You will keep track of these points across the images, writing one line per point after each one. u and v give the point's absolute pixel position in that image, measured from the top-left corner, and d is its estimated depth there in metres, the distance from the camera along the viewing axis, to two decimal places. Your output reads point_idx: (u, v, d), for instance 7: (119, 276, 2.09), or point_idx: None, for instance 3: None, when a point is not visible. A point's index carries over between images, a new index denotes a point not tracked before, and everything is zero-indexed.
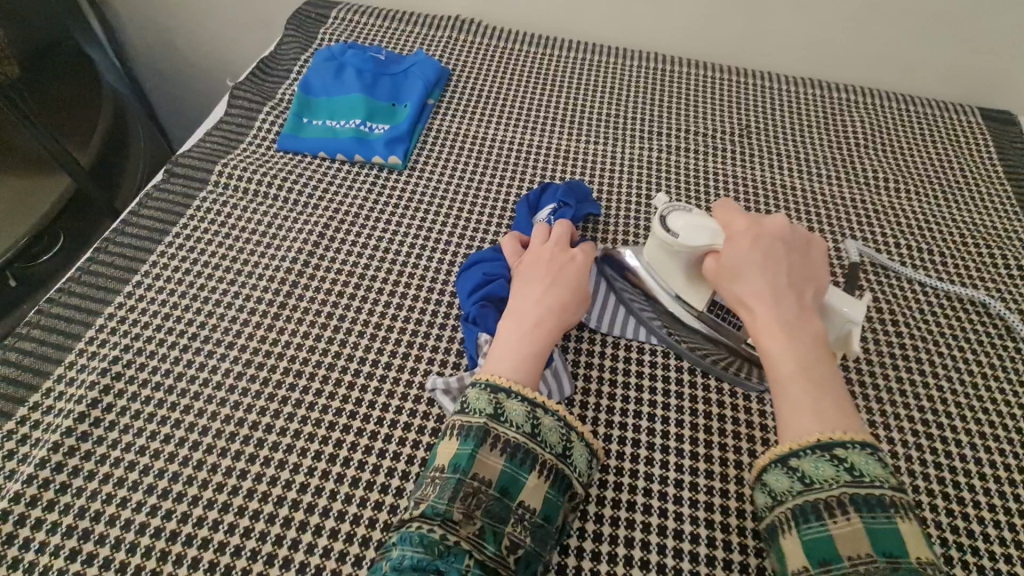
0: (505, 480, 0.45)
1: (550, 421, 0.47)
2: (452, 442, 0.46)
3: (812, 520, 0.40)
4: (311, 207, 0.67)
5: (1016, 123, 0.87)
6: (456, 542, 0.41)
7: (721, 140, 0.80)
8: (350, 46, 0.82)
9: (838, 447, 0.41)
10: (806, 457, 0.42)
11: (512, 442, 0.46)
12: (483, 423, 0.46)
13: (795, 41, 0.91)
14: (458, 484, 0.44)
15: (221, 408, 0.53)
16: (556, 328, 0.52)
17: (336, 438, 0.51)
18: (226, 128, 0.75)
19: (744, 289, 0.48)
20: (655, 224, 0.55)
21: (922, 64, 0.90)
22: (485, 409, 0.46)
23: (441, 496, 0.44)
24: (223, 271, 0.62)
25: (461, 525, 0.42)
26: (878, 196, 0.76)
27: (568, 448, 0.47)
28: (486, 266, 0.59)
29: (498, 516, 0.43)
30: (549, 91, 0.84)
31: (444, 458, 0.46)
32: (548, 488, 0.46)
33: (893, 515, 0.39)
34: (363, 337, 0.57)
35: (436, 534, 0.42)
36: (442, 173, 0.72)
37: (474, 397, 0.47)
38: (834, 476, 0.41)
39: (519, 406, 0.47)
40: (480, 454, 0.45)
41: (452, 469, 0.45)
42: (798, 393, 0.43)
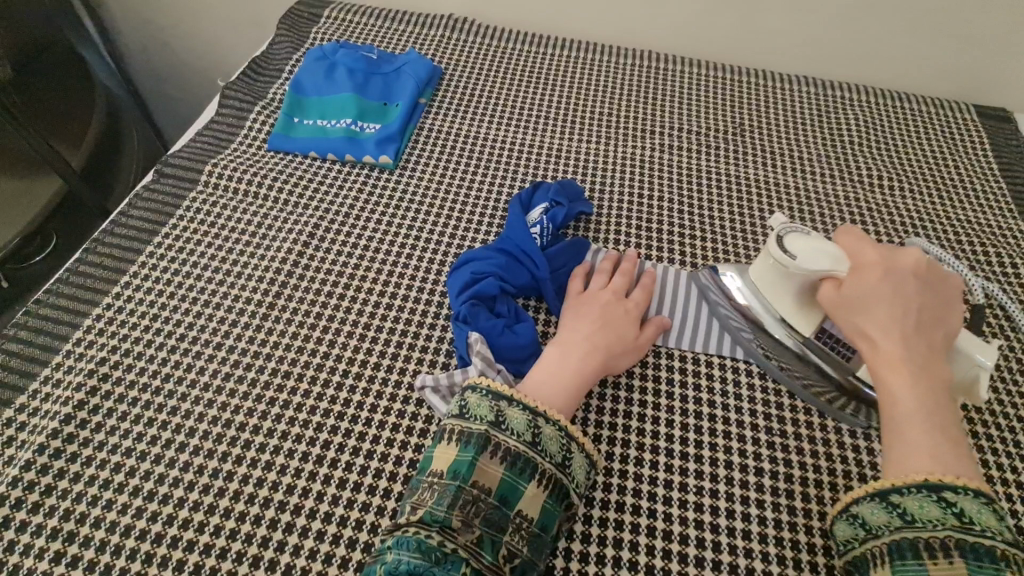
0: (504, 489, 0.45)
1: (552, 431, 0.48)
2: (450, 447, 0.47)
3: (910, 559, 0.41)
4: (300, 208, 0.67)
5: (1009, 120, 0.86)
6: (453, 550, 0.42)
7: (715, 138, 0.80)
8: (342, 45, 0.82)
9: (946, 490, 0.41)
10: (909, 495, 0.42)
11: (512, 450, 0.46)
12: (484, 430, 0.47)
13: (789, 38, 0.91)
14: (457, 492, 0.44)
15: (208, 409, 0.52)
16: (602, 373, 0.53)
17: (325, 440, 0.51)
18: (217, 127, 0.74)
19: (868, 317, 0.47)
20: (771, 243, 0.51)
21: (914, 61, 0.90)
22: (487, 416, 0.47)
23: (439, 503, 0.44)
24: (212, 271, 0.61)
25: (460, 533, 0.43)
26: (871, 194, 0.75)
27: (568, 458, 0.47)
28: (477, 264, 0.57)
29: (497, 524, 0.44)
30: (542, 89, 0.84)
31: (443, 464, 0.46)
32: (546, 498, 0.46)
33: (1004, 569, 0.39)
34: (353, 337, 0.57)
35: (434, 540, 0.42)
36: (434, 172, 0.71)
37: (474, 403, 0.48)
38: (940, 518, 0.41)
39: (521, 415, 0.48)
40: (480, 461, 0.45)
41: (451, 475, 0.45)
42: (915, 436, 0.44)
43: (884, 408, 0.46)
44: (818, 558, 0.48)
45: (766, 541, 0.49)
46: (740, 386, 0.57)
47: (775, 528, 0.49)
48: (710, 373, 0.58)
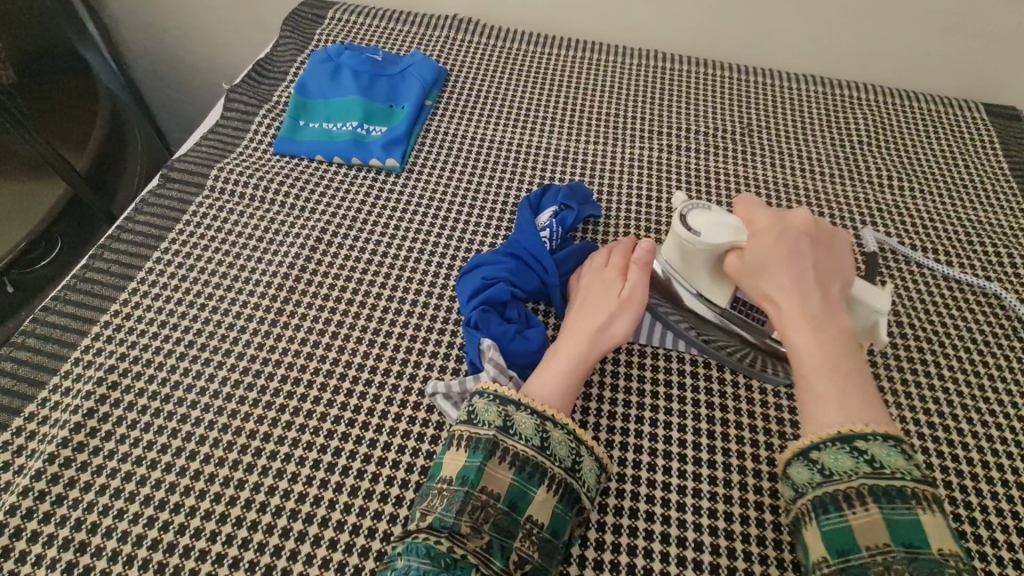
0: (513, 494, 0.45)
1: (560, 435, 0.47)
2: (459, 453, 0.46)
3: (832, 510, 0.41)
4: (308, 212, 0.66)
5: (1018, 119, 0.85)
6: (463, 556, 0.41)
7: (723, 138, 0.79)
8: (346, 47, 0.82)
9: (858, 439, 0.42)
10: (825, 450, 0.43)
11: (522, 455, 0.46)
12: (492, 435, 0.46)
13: (797, 37, 0.90)
14: (466, 497, 0.44)
15: (218, 417, 0.52)
16: (580, 349, 0.52)
17: (336, 447, 0.51)
18: (222, 131, 0.74)
19: (766, 279, 0.48)
20: (675, 223, 0.52)
21: (923, 59, 0.89)
22: (495, 421, 0.47)
23: (448, 508, 0.44)
24: (220, 277, 0.61)
25: (469, 538, 0.42)
26: (882, 194, 0.75)
27: (577, 463, 0.47)
28: (487, 268, 0.57)
29: (506, 530, 0.43)
30: (549, 90, 0.84)
31: (452, 470, 0.46)
32: (556, 503, 0.45)
33: (914, 507, 0.40)
34: (362, 343, 0.57)
35: (443, 546, 0.41)
36: (441, 175, 0.71)
37: (482, 408, 0.48)
38: (854, 468, 0.42)
39: (528, 419, 0.47)
40: (488, 466, 0.45)
41: (460, 481, 0.45)
42: (829, 391, 0.44)
43: (795, 369, 0.47)
44: None
45: (781, 547, 0.48)
46: (751, 390, 0.57)
47: (791, 534, 0.49)
48: (720, 377, 0.58)
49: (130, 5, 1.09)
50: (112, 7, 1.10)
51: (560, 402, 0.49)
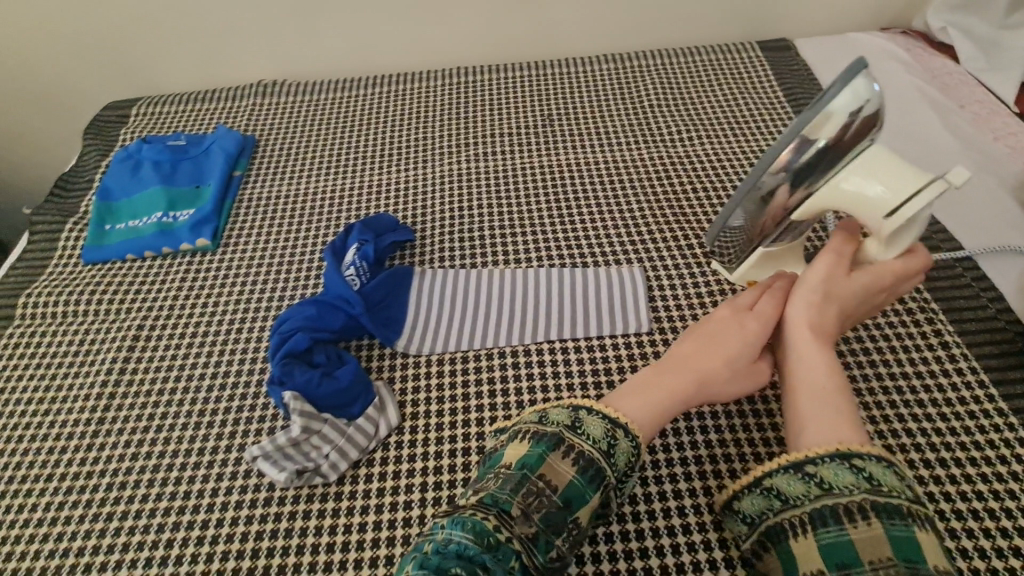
0: (571, 491, 0.42)
1: (626, 445, 0.45)
2: (522, 444, 0.44)
3: (830, 526, 0.38)
4: (123, 312, 0.66)
5: (787, 49, 0.93)
6: (507, 539, 0.39)
7: (526, 134, 0.83)
8: (145, 140, 0.82)
9: (855, 457, 0.40)
10: (824, 463, 0.40)
11: (588, 455, 0.43)
12: (559, 431, 0.44)
13: (579, 23, 0.96)
14: (523, 479, 0.42)
15: (47, 543, 0.52)
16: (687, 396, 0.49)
17: (168, 538, 0.51)
18: (30, 255, 0.73)
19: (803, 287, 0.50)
20: (853, 90, 0.43)
21: (692, 16, 0.96)
22: (563, 421, 0.45)
23: (503, 487, 0.42)
24: (39, 402, 0.61)
25: (517, 523, 0.40)
26: (676, 146, 0.79)
27: (626, 477, 0.45)
28: (287, 323, 0.58)
29: (554, 525, 0.41)
30: (357, 129, 0.86)
31: (512, 457, 0.44)
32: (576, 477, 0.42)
33: (911, 523, 0.37)
34: (189, 427, 0.57)
35: (491, 523, 0.39)
36: (256, 240, 0.72)
37: (553, 412, 0.46)
38: (854, 483, 0.39)
39: (598, 422, 0.45)
40: (554, 458, 0.43)
41: (520, 466, 0.42)
42: (820, 414, 0.44)
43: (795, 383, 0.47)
44: (654, 505, 0.51)
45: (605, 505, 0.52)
46: (569, 364, 0.59)
47: None
48: (542, 360, 0.59)
49: None
50: None
51: (643, 430, 0.46)
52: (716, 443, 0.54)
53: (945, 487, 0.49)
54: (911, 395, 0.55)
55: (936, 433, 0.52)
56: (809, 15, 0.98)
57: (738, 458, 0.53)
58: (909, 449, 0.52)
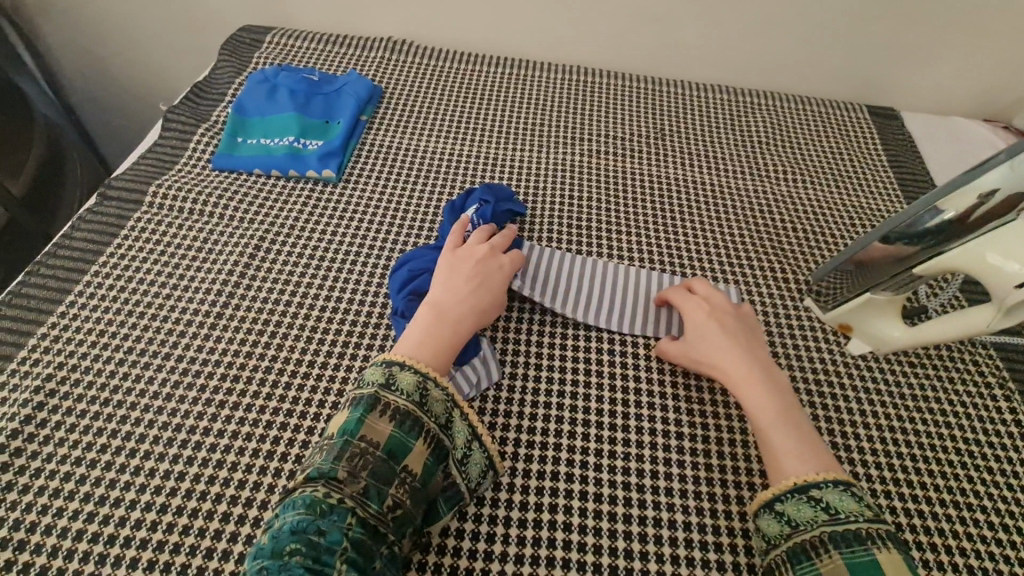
0: (394, 445, 0.47)
1: (439, 394, 0.51)
2: (342, 412, 0.49)
3: (804, 560, 0.45)
4: (246, 222, 0.70)
5: (895, 118, 0.96)
6: (340, 500, 0.44)
7: (637, 143, 0.87)
8: (282, 68, 0.86)
9: (812, 489, 0.47)
10: (789, 501, 0.48)
11: (401, 409, 0.49)
12: (374, 391, 0.49)
13: (701, 51, 1.00)
14: (343, 446, 0.47)
15: (159, 416, 0.55)
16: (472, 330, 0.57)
17: (275, 436, 0.54)
18: (162, 149, 0.77)
19: (710, 351, 0.58)
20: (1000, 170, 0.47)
21: (810, 67, 1.00)
22: (378, 380, 0.50)
23: (327, 459, 0.46)
24: (159, 287, 0.64)
25: (346, 484, 0.45)
26: (777, 187, 0.83)
27: (450, 421, 0.51)
28: (412, 264, 0.63)
29: (384, 477, 0.46)
30: (477, 102, 0.90)
31: (334, 427, 0.49)
32: (395, 430, 0.48)
33: (870, 547, 0.44)
34: (300, 340, 0.61)
35: (319, 493, 0.44)
36: (376, 183, 0.75)
37: (372, 372, 0.51)
38: (814, 517, 0.46)
39: (411, 376, 0.51)
40: (368, 419, 0.48)
41: (340, 434, 0.48)
42: (785, 447, 0.50)
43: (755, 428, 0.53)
44: (732, 506, 0.54)
45: (684, 495, 0.54)
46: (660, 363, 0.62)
47: (693, 483, 0.55)
48: (633, 352, 0.64)
49: (65, 17, 1.10)
50: (48, 21, 1.11)
51: (440, 368, 0.53)
52: None
53: (1003, 549, 0.52)
54: (981, 458, 0.58)
55: (1001, 498, 0.55)
56: (918, 92, 1.02)
57: None
58: (975, 509, 0.54)
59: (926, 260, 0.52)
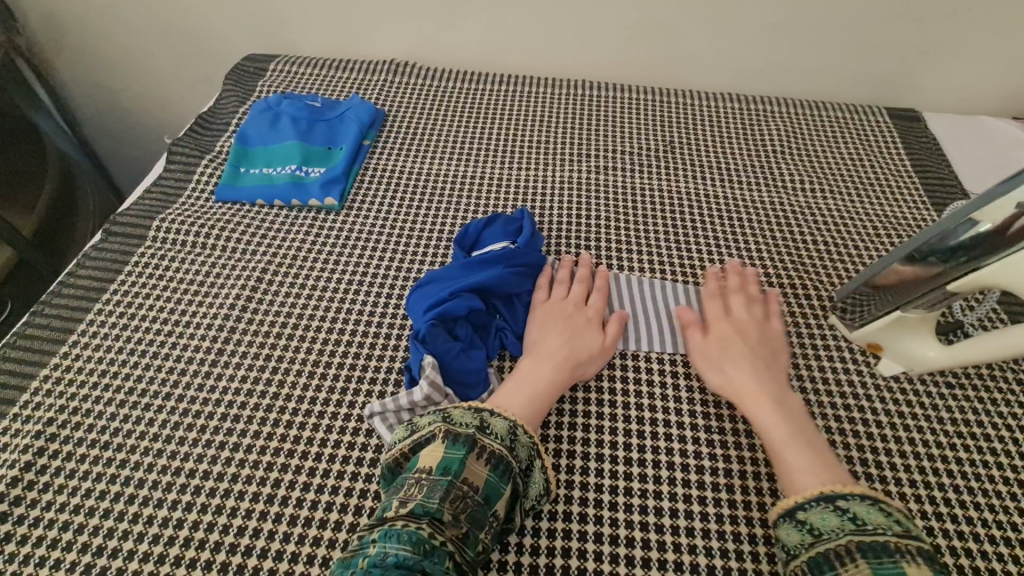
0: (489, 489, 0.46)
1: (525, 439, 0.49)
2: (437, 446, 0.47)
3: (826, 571, 0.42)
4: (248, 254, 0.69)
5: (917, 120, 0.92)
6: (442, 543, 0.42)
7: (648, 157, 0.84)
8: (286, 96, 0.86)
9: (838, 498, 0.45)
10: (812, 509, 0.45)
11: (496, 453, 0.47)
12: (470, 433, 0.47)
13: (709, 60, 0.98)
14: (447, 486, 0.44)
15: (158, 459, 0.53)
16: (568, 380, 0.55)
17: (275, 479, 0.52)
18: (166, 184, 0.76)
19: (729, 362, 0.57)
20: None
21: (824, 69, 0.96)
22: (471, 423, 0.48)
23: (430, 495, 0.44)
24: (161, 323, 0.63)
25: (448, 526, 0.43)
26: (796, 197, 0.79)
27: (531, 467, 0.49)
28: (433, 289, 0.59)
29: (480, 521, 0.44)
30: (481, 121, 0.89)
31: (430, 461, 0.46)
32: (489, 471, 0.46)
33: (899, 560, 0.40)
34: (302, 375, 0.58)
35: (425, 532, 0.42)
36: (379, 208, 0.74)
37: (458, 414, 0.49)
38: (839, 525, 0.43)
39: (503, 422, 0.49)
40: (470, 460, 0.46)
41: (441, 471, 0.45)
42: (798, 460, 0.49)
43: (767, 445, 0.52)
44: (758, 547, 0.49)
45: (708, 535, 0.49)
46: (677, 388, 0.59)
47: (717, 522, 0.50)
48: (648, 377, 0.60)
49: (77, 53, 1.13)
50: (62, 57, 1.14)
51: (534, 422, 0.52)
52: None
53: None
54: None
55: None
56: (940, 91, 0.98)
57: None
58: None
59: (970, 270, 0.48)
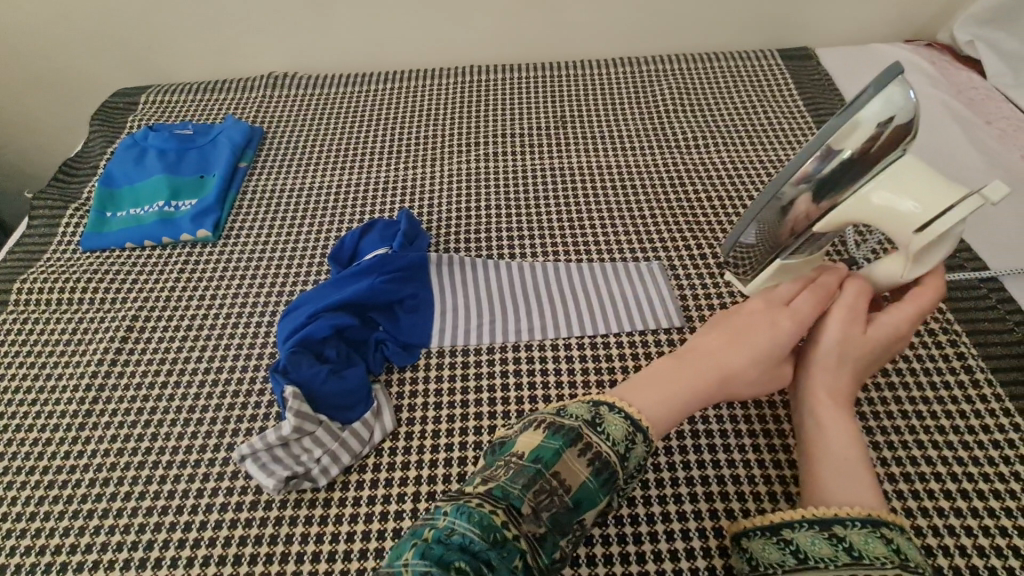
0: (583, 494, 0.38)
1: (641, 449, 0.41)
2: (536, 434, 0.39)
3: None
4: (119, 302, 0.65)
5: (809, 58, 0.91)
6: (514, 536, 0.34)
7: (538, 136, 0.81)
8: (153, 128, 0.81)
9: (884, 526, 0.37)
10: (854, 529, 0.37)
11: (603, 457, 0.39)
12: (577, 426, 0.40)
13: (594, 28, 0.95)
14: (534, 473, 0.37)
15: (22, 539, 0.49)
16: (705, 393, 0.46)
17: (149, 540, 0.48)
18: (27, 240, 0.72)
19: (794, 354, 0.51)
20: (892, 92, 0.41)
21: (713, 18, 0.94)
22: (583, 416, 0.41)
23: (513, 480, 0.37)
24: (25, 391, 0.58)
25: (526, 521, 0.35)
26: (689, 155, 0.77)
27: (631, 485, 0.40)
28: (300, 313, 0.56)
29: (562, 526, 0.37)
30: (366, 124, 0.85)
31: (525, 446, 0.39)
32: (587, 475, 0.38)
33: None
34: (178, 423, 0.55)
35: (498, 518, 0.35)
36: (258, 233, 0.70)
37: (574, 407, 0.41)
38: (886, 556, 0.35)
39: (619, 421, 0.41)
40: (568, 454, 0.38)
41: (533, 459, 0.38)
42: (834, 472, 0.41)
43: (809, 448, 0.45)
44: (657, 526, 0.48)
45: (606, 523, 0.48)
46: (573, 374, 0.57)
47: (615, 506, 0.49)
48: (543, 367, 0.57)
49: None
50: None
51: (650, 415, 0.43)
52: (724, 462, 0.51)
53: (966, 520, 0.46)
54: (931, 420, 0.52)
55: (959, 461, 0.49)
56: (830, 26, 0.96)
57: (748, 477, 0.50)
58: (929, 479, 0.49)
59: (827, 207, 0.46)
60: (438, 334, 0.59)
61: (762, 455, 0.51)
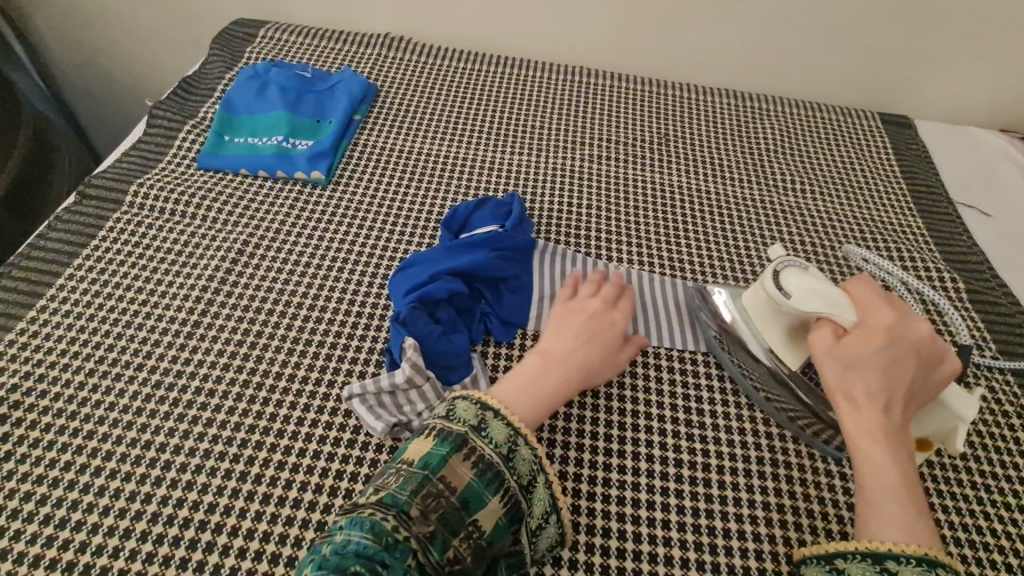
0: (469, 493, 0.43)
1: (526, 452, 0.46)
2: (426, 440, 0.44)
3: None
4: (231, 225, 0.67)
5: (907, 127, 0.93)
6: (406, 538, 0.40)
7: (641, 148, 0.83)
8: (275, 64, 0.83)
9: (941, 566, 0.41)
10: (907, 565, 0.41)
11: (486, 459, 0.44)
12: (462, 431, 0.45)
13: (705, 55, 0.97)
14: (422, 482, 0.42)
15: (128, 431, 0.51)
16: (569, 390, 0.52)
17: (249, 455, 0.50)
18: (146, 148, 0.74)
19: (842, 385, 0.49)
20: None
21: (822, 68, 0.96)
22: (470, 420, 0.45)
23: (402, 487, 0.42)
24: (136, 292, 0.61)
25: (415, 522, 0.41)
26: (785, 196, 0.79)
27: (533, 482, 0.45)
28: (415, 272, 0.59)
29: (453, 526, 0.41)
30: (475, 102, 0.87)
31: (414, 453, 0.44)
32: (472, 478, 0.43)
33: None
34: (281, 352, 0.57)
35: (389, 523, 0.40)
36: (367, 186, 0.72)
37: (463, 408, 0.46)
38: None
39: (503, 427, 0.46)
40: (453, 459, 0.43)
41: (421, 466, 0.43)
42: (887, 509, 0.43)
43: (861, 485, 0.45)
44: (732, 542, 0.50)
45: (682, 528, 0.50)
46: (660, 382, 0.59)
47: (693, 515, 0.51)
48: (632, 369, 0.59)
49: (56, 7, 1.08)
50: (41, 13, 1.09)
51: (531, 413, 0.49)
52: (798, 494, 0.53)
53: None
54: (999, 495, 0.54)
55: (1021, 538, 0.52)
56: (932, 99, 0.98)
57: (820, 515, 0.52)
58: (991, 549, 0.51)
59: None
60: (536, 318, 0.61)
61: (835, 494, 0.53)
